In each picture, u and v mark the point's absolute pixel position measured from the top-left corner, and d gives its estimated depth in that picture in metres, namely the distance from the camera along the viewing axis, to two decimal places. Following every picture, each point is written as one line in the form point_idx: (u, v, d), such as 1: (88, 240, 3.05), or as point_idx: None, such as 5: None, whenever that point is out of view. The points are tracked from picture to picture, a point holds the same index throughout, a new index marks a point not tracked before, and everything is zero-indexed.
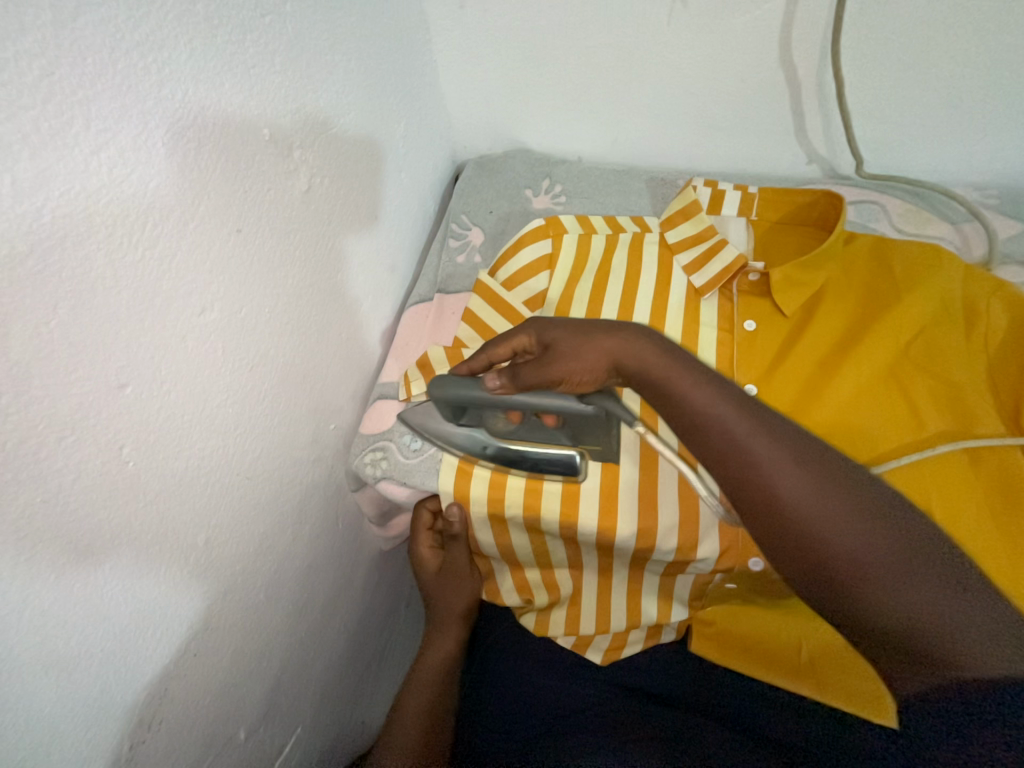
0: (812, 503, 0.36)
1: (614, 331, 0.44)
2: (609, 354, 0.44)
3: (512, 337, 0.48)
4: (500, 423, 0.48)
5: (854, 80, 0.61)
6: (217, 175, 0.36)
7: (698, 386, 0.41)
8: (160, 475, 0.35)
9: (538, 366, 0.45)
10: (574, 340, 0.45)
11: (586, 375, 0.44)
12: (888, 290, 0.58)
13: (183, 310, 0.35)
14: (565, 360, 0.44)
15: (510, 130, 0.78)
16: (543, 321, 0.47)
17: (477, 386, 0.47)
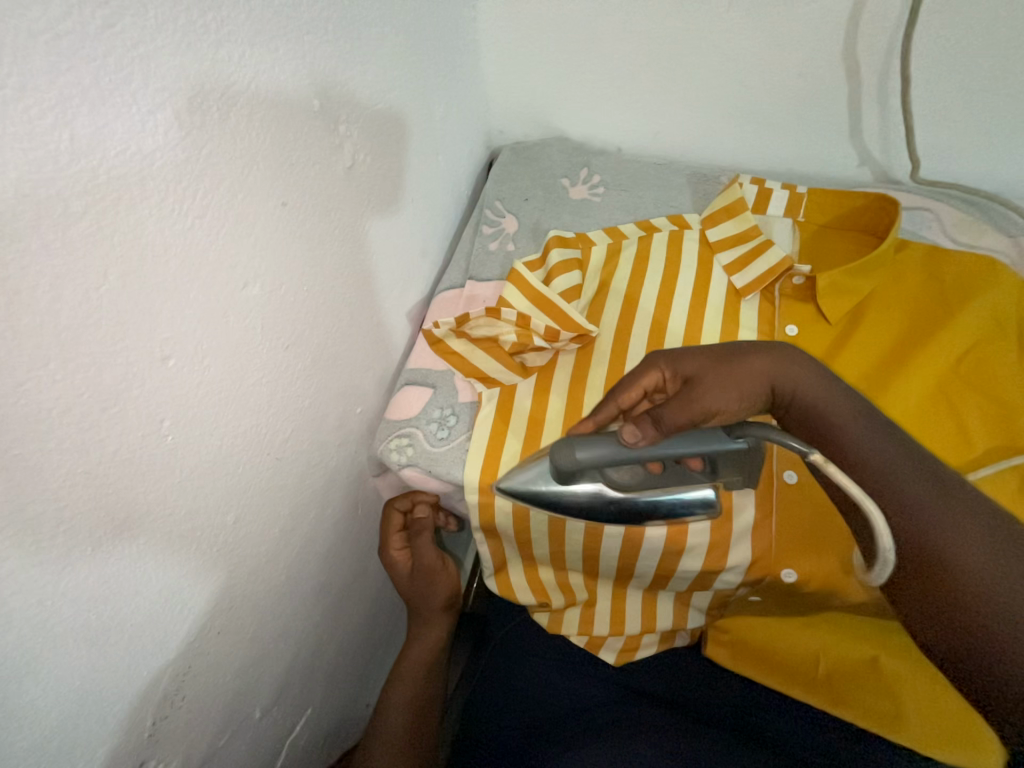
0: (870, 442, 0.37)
1: (754, 350, 0.43)
2: (762, 376, 0.42)
3: (641, 376, 0.45)
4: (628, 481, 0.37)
5: (918, 80, 0.58)
6: (267, 144, 0.35)
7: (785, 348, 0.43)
8: (197, 452, 0.35)
9: (685, 404, 0.41)
10: (719, 371, 0.43)
11: (739, 404, 0.42)
12: (938, 302, 0.56)
13: (228, 283, 0.34)
14: (713, 392, 0.42)
15: (548, 116, 0.75)
16: (674, 354, 0.45)
17: (604, 440, 0.37)
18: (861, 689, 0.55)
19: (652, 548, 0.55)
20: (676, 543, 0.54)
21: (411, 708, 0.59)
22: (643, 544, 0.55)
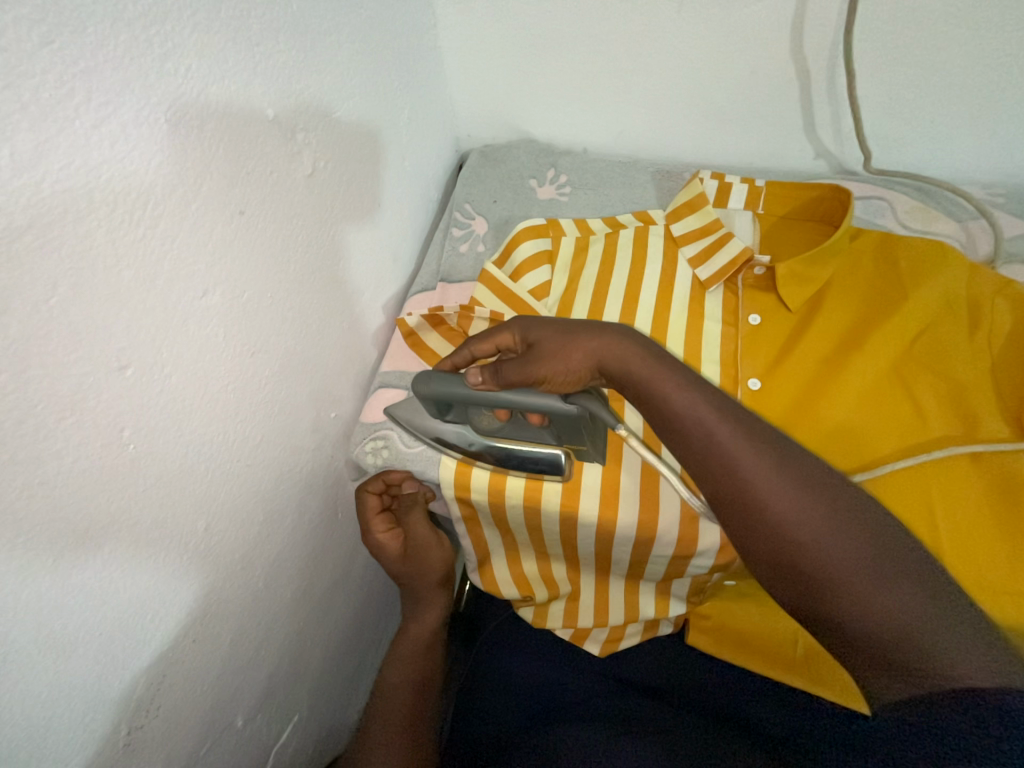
0: (809, 524, 0.36)
1: (600, 331, 0.44)
2: (593, 353, 0.44)
3: (495, 335, 0.48)
4: (486, 420, 0.49)
5: (864, 73, 0.61)
6: (220, 153, 0.35)
7: (703, 410, 0.41)
8: (162, 461, 0.35)
9: (520, 366, 0.44)
10: (557, 343, 0.44)
11: (568, 375, 0.44)
12: (890, 290, 0.58)
13: (185, 292, 0.34)
14: (547, 361, 0.44)
15: (515, 119, 0.76)
16: (528, 321, 0.47)
17: (461, 381, 0.46)
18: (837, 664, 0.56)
19: (626, 538, 0.55)
20: (650, 529, 0.54)
21: (410, 684, 0.58)
22: (617, 535, 0.56)
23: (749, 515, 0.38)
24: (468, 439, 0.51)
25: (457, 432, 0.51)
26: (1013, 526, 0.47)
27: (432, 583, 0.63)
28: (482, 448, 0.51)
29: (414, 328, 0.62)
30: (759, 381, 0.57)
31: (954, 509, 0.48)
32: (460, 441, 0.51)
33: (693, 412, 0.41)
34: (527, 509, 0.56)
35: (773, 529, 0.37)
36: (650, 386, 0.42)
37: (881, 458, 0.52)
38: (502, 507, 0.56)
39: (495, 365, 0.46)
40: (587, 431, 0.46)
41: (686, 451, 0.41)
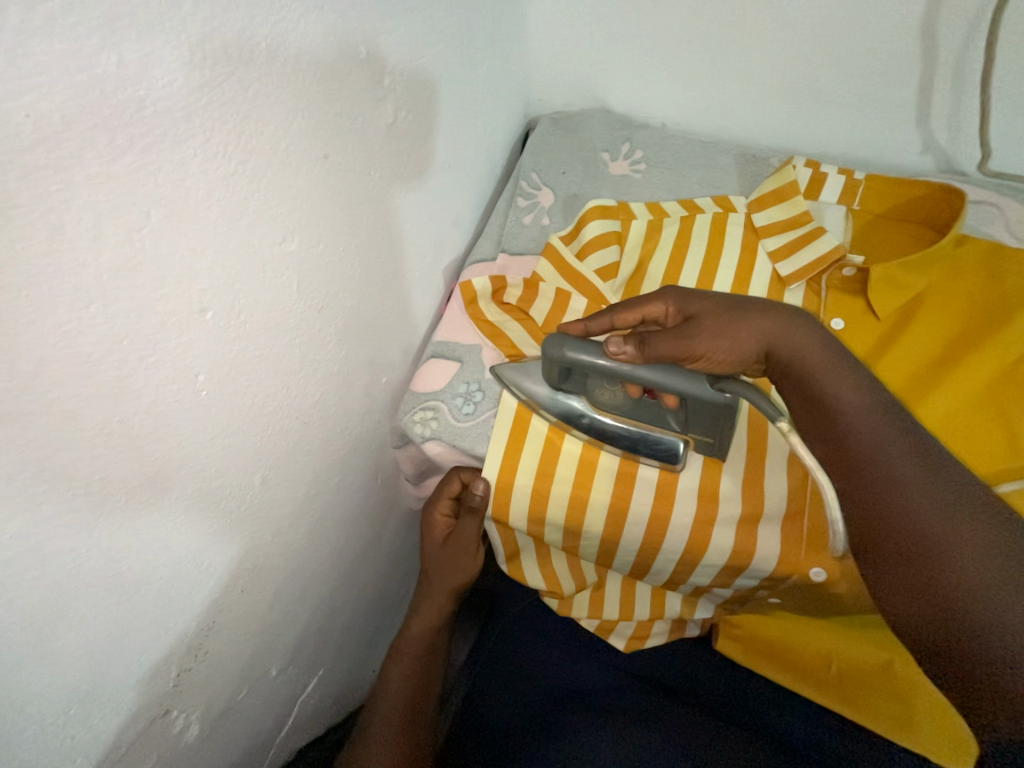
0: (958, 541, 0.33)
1: (768, 310, 0.43)
2: (761, 334, 0.43)
3: (646, 304, 0.47)
4: (607, 396, 0.49)
5: (1001, 60, 0.54)
6: (312, 90, 0.33)
7: (872, 411, 0.39)
8: (230, 409, 0.34)
9: (675, 339, 0.44)
10: (719, 320, 0.44)
11: (725, 355, 0.44)
12: (997, 307, 0.53)
13: (267, 237, 0.32)
14: (706, 339, 0.44)
15: (592, 86, 0.72)
16: (685, 293, 0.46)
17: (599, 349, 0.45)
18: (853, 687, 0.54)
19: (673, 544, 0.53)
20: (703, 529, 0.52)
21: (409, 689, 0.59)
22: (665, 537, 0.53)
23: (887, 513, 0.36)
24: (579, 411, 0.52)
25: (569, 401, 0.51)
26: None
27: (443, 588, 0.63)
28: (592, 421, 0.51)
29: (476, 294, 0.59)
30: None
31: None
32: (570, 413, 0.52)
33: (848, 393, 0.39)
34: (572, 501, 0.54)
35: (910, 528, 0.34)
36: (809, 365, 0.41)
37: None
38: (546, 494, 0.54)
39: (642, 336, 0.45)
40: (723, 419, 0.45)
41: (830, 438, 0.40)
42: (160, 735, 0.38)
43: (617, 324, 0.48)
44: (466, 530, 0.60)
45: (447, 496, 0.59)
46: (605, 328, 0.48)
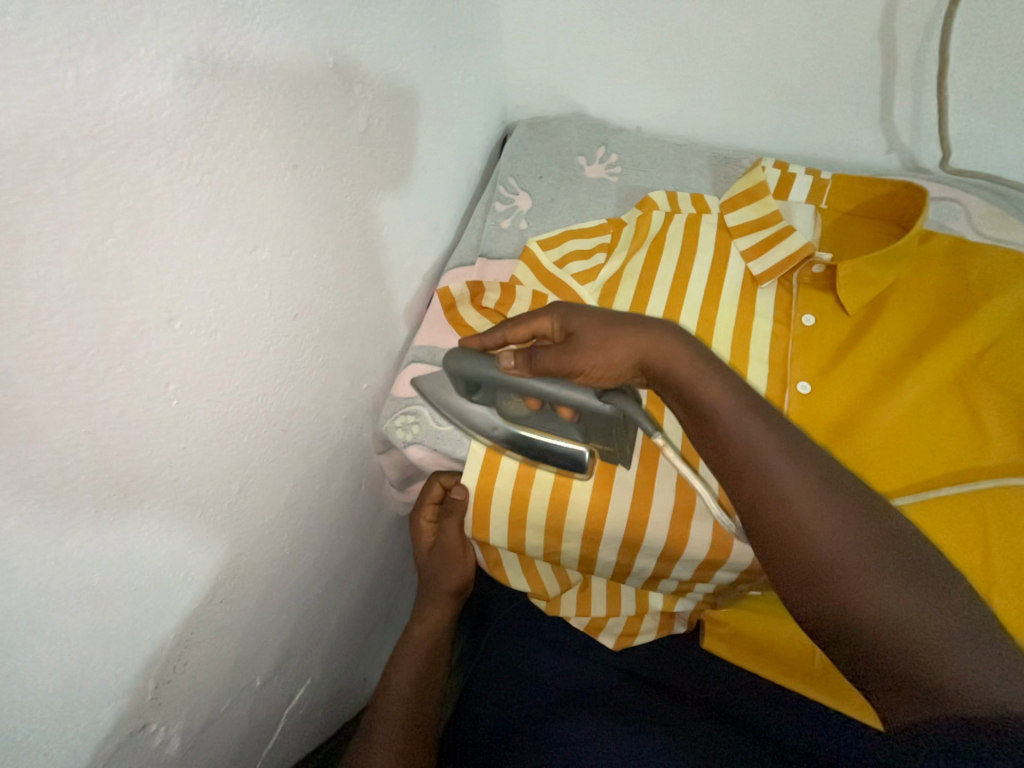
0: (838, 539, 0.34)
1: (648, 327, 0.43)
2: (635, 349, 0.43)
3: (533, 319, 0.48)
4: (514, 406, 0.51)
5: (957, 61, 0.56)
6: (280, 100, 0.33)
7: (744, 416, 0.39)
8: (202, 418, 0.34)
9: (556, 355, 0.45)
10: (599, 335, 0.44)
11: (606, 370, 0.44)
12: (961, 300, 0.54)
13: (236, 245, 0.33)
14: (585, 354, 0.44)
15: (567, 91, 0.73)
16: (568, 309, 0.47)
17: (494, 364, 0.48)
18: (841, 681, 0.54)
19: (655, 543, 0.54)
20: (683, 525, 0.53)
21: (407, 694, 0.59)
22: (646, 535, 0.54)
23: (775, 522, 0.36)
24: (493, 423, 0.53)
25: (483, 414, 0.53)
26: None
27: (444, 593, 0.64)
28: (505, 434, 0.52)
29: (454, 300, 0.60)
30: (809, 385, 0.54)
31: (1011, 544, 0.45)
32: (483, 425, 0.53)
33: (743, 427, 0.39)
34: (553, 502, 0.54)
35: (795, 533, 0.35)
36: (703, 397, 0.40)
37: (935, 480, 0.50)
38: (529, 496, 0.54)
39: (529, 351, 0.47)
40: (613, 426, 0.47)
41: (714, 448, 0.40)
42: (140, 749, 0.37)
43: (510, 340, 0.50)
44: (449, 532, 0.62)
45: (430, 502, 0.61)
46: (500, 343, 0.50)
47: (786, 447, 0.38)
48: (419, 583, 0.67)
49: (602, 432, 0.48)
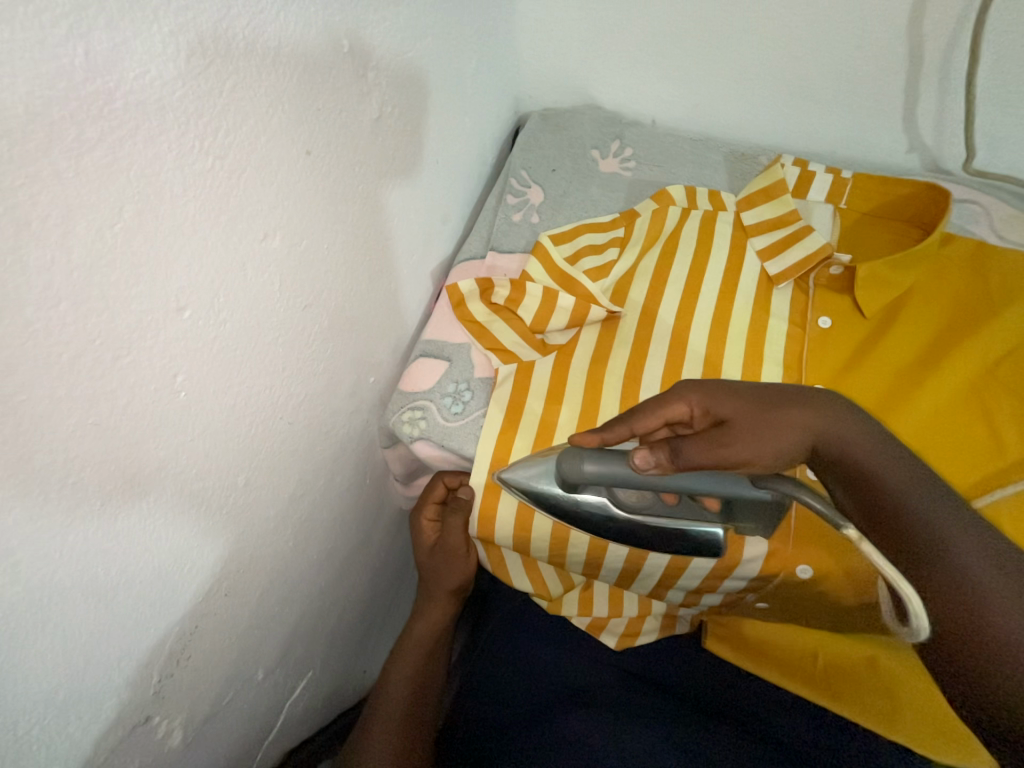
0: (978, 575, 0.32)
1: (805, 402, 0.41)
2: (804, 430, 0.40)
3: (666, 406, 0.42)
4: (637, 497, 0.40)
5: (984, 60, 0.54)
6: (293, 84, 0.32)
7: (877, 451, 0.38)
8: (209, 411, 0.33)
9: (709, 446, 0.40)
10: (757, 419, 0.40)
11: (772, 456, 0.40)
12: (981, 305, 0.53)
13: (247, 233, 0.32)
14: (744, 444, 0.40)
15: (581, 82, 0.71)
16: (708, 390, 0.42)
17: (622, 460, 0.38)
18: (842, 686, 0.54)
19: None
20: None
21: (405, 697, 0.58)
22: None
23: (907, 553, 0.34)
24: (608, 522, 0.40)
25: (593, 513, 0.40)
26: None
27: (447, 593, 0.63)
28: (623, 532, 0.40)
29: (464, 296, 0.59)
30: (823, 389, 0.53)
31: None
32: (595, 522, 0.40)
33: (914, 497, 0.35)
34: None
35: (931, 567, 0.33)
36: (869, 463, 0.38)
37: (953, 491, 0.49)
38: None
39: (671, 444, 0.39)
40: (769, 511, 0.38)
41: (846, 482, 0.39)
42: (143, 743, 0.37)
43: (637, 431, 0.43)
44: (453, 529, 0.61)
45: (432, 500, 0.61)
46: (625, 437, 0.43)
47: (963, 526, 0.34)
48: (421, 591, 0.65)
49: (753, 519, 0.39)
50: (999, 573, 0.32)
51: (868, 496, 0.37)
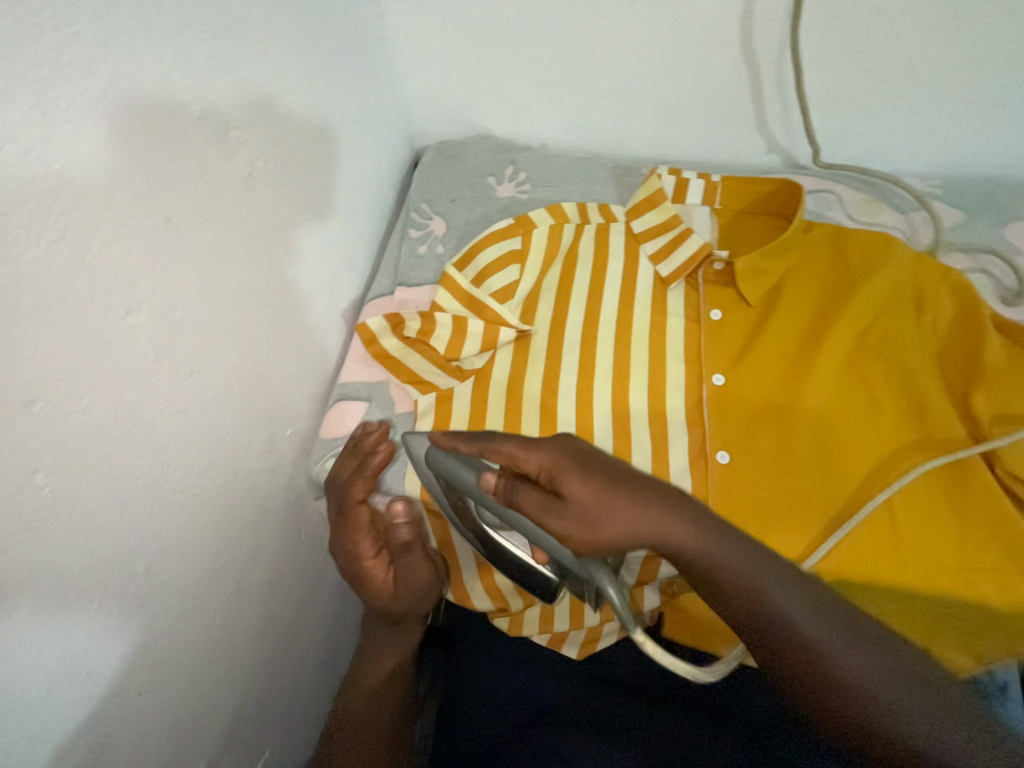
0: (839, 652, 0.36)
1: (639, 499, 0.39)
2: (631, 528, 0.38)
3: (519, 457, 0.41)
4: (490, 514, 0.47)
5: (811, 71, 0.62)
6: (138, 159, 0.32)
7: (715, 542, 0.38)
8: (88, 500, 0.32)
9: (539, 508, 0.40)
10: (593, 503, 0.38)
11: (589, 543, 0.39)
12: (845, 282, 0.59)
13: (104, 312, 0.31)
14: (573, 525, 0.39)
15: (469, 114, 0.74)
16: (562, 459, 0.40)
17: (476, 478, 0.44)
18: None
19: None
20: None
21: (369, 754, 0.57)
22: None
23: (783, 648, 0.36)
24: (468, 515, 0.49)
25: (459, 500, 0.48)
26: (964, 512, 0.50)
27: (416, 615, 0.62)
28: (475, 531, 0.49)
29: (375, 333, 0.59)
30: (723, 377, 0.57)
31: (916, 507, 0.51)
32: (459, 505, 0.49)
33: (785, 603, 0.37)
34: None
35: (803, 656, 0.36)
36: (737, 579, 0.38)
37: (857, 461, 0.53)
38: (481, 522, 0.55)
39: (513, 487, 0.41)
40: (589, 584, 0.44)
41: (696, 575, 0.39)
42: None
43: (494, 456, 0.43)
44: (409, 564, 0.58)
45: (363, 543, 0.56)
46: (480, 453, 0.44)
47: (820, 610, 0.37)
48: (373, 614, 0.61)
49: (577, 581, 0.45)
50: (865, 653, 0.36)
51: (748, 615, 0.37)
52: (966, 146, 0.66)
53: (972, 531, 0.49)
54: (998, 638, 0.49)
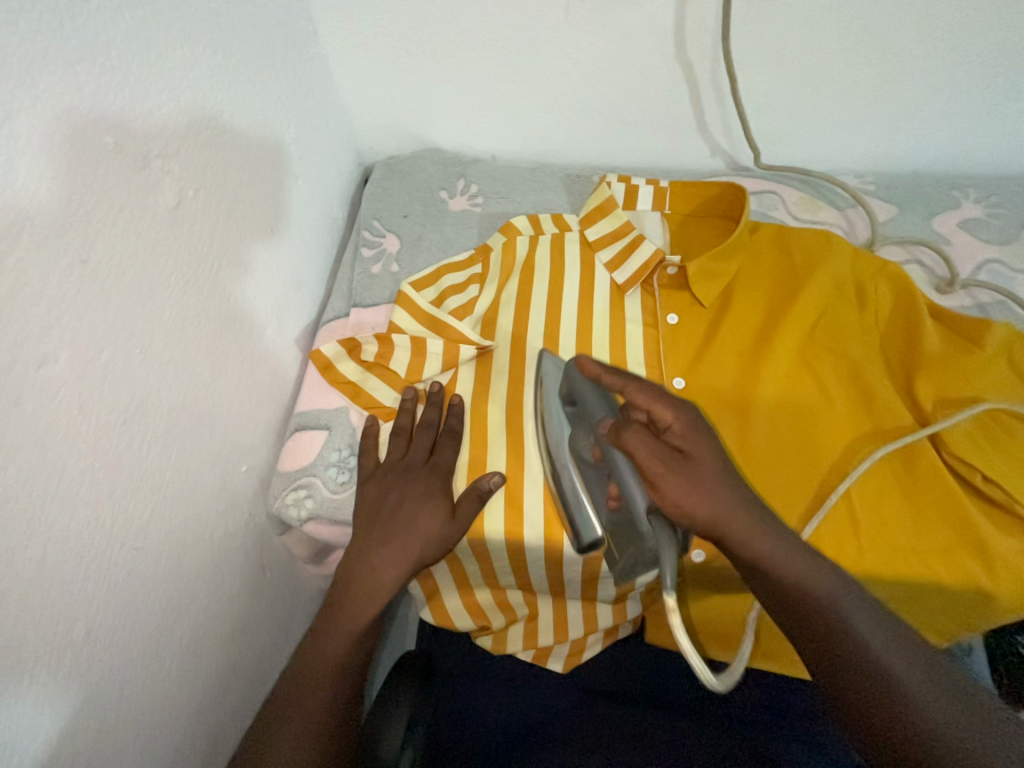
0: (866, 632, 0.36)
1: (734, 487, 0.41)
2: (715, 513, 0.40)
3: (660, 405, 0.44)
4: (586, 448, 0.49)
5: (745, 78, 0.64)
6: (43, 196, 0.30)
7: (768, 532, 0.40)
8: (8, 569, 0.29)
9: (653, 452, 0.42)
10: (704, 475, 0.41)
11: (675, 502, 0.40)
12: (791, 278, 0.61)
13: (11, 363, 0.28)
14: (676, 483, 0.40)
15: (416, 128, 0.73)
16: (697, 426, 0.43)
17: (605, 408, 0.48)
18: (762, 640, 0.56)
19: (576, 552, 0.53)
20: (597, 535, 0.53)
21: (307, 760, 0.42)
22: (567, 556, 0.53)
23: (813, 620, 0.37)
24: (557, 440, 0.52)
25: (559, 425, 0.52)
26: (917, 495, 0.52)
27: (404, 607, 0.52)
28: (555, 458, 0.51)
29: (330, 360, 0.58)
30: (683, 380, 0.58)
31: (871, 494, 0.52)
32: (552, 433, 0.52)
33: (823, 584, 0.39)
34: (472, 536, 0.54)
35: (829, 628, 0.37)
36: (782, 563, 0.39)
37: (814, 453, 0.54)
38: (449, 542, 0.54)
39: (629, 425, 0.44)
40: (638, 547, 0.45)
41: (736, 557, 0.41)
42: None
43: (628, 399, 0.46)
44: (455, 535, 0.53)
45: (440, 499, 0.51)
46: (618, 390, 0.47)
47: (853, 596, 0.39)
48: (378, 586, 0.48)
49: (626, 541, 0.47)
50: (893, 637, 0.37)
51: (818, 636, 0.37)
52: (892, 143, 0.70)
53: (923, 514, 0.51)
54: (955, 623, 0.52)
